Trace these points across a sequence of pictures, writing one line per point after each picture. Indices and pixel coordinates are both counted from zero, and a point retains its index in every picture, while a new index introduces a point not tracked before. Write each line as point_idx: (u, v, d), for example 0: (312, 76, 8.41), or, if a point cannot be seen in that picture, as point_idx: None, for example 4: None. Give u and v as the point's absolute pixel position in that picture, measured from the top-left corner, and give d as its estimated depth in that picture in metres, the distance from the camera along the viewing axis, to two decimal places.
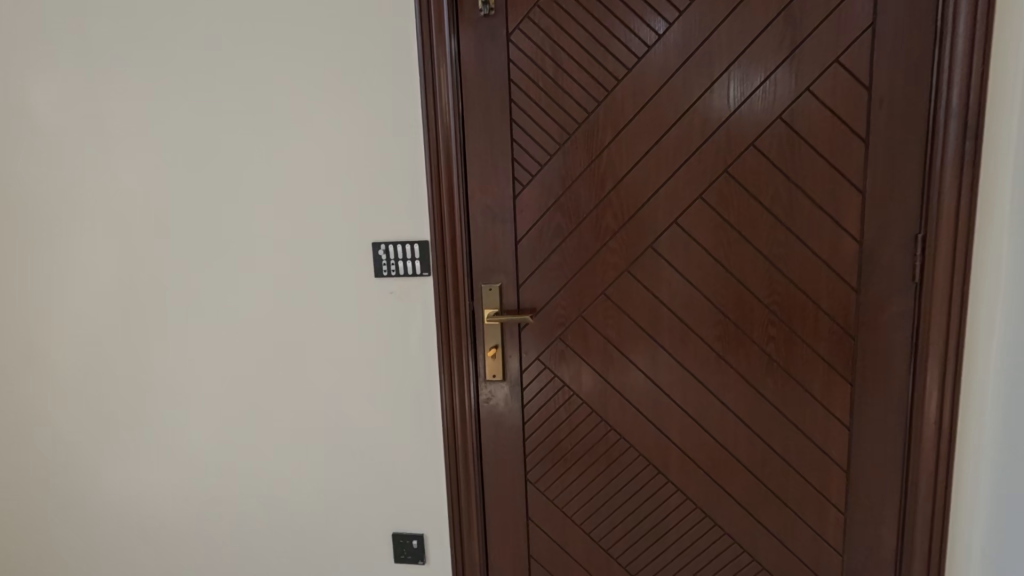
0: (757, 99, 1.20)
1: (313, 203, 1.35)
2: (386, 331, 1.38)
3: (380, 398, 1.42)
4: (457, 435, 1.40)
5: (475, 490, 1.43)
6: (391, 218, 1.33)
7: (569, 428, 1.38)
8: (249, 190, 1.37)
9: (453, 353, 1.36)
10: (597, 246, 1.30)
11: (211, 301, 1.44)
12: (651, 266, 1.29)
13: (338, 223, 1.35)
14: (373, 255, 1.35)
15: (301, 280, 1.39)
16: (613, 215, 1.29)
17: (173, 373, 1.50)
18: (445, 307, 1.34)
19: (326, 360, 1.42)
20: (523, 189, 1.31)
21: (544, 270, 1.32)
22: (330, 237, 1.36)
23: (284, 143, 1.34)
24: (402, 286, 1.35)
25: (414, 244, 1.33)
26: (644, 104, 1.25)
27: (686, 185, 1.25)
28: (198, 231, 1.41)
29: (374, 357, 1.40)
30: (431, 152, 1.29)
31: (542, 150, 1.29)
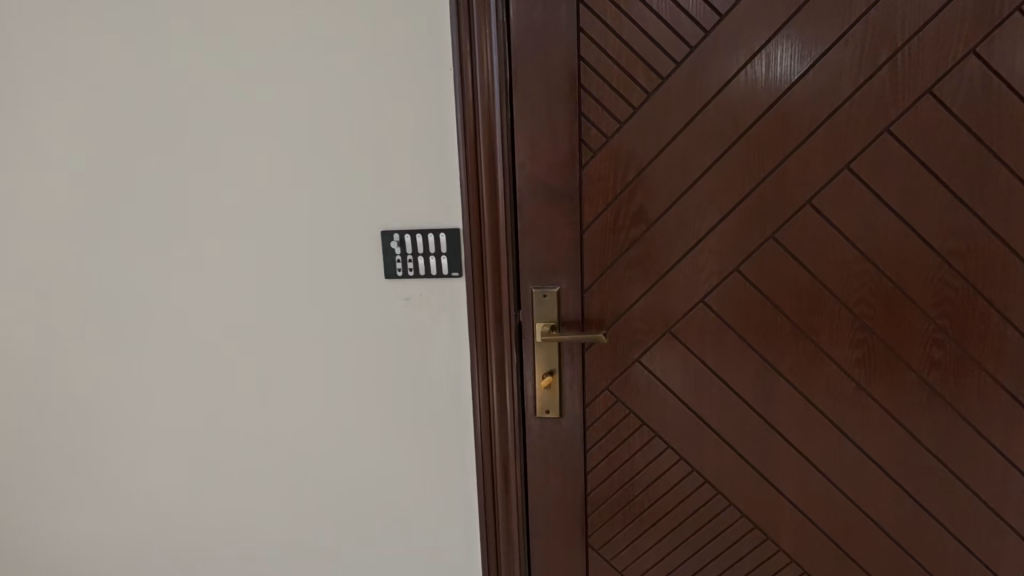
0: (942, 23, 0.83)
1: (296, 175, 0.97)
2: (400, 351, 1.03)
3: (394, 437, 1.07)
4: (496, 489, 1.05)
5: (520, 557, 1.09)
6: (408, 198, 0.96)
7: (646, 477, 1.04)
8: (206, 160, 0.98)
9: (493, 384, 1.00)
10: (693, 236, 0.94)
11: (159, 311, 1.06)
12: (770, 263, 0.93)
13: (333, 204, 0.97)
14: (382, 249, 0.98)
15: (283, 282, 1.02)
16: (718, 194, 0.93)
17: (114, 404, 1.13)
18: (484, 321, 0.98)
19: (321, 388, 1.07)
20: (593, 158, 0.94)
21: (620, 271, 0.96)
22: (322, 224, 0.98)
23: (250, 91, 0.94)
24: (422, 291, 0.99)
25: (440, 234, 0.96)
26: (771, 34, 0.87)
27: (826, 151, 0.89)
28: (136, 217, 1.02)
29: (386, 385, 1.05)
30: (465, 104, 0.90)
31: (620, 100, 0.91)
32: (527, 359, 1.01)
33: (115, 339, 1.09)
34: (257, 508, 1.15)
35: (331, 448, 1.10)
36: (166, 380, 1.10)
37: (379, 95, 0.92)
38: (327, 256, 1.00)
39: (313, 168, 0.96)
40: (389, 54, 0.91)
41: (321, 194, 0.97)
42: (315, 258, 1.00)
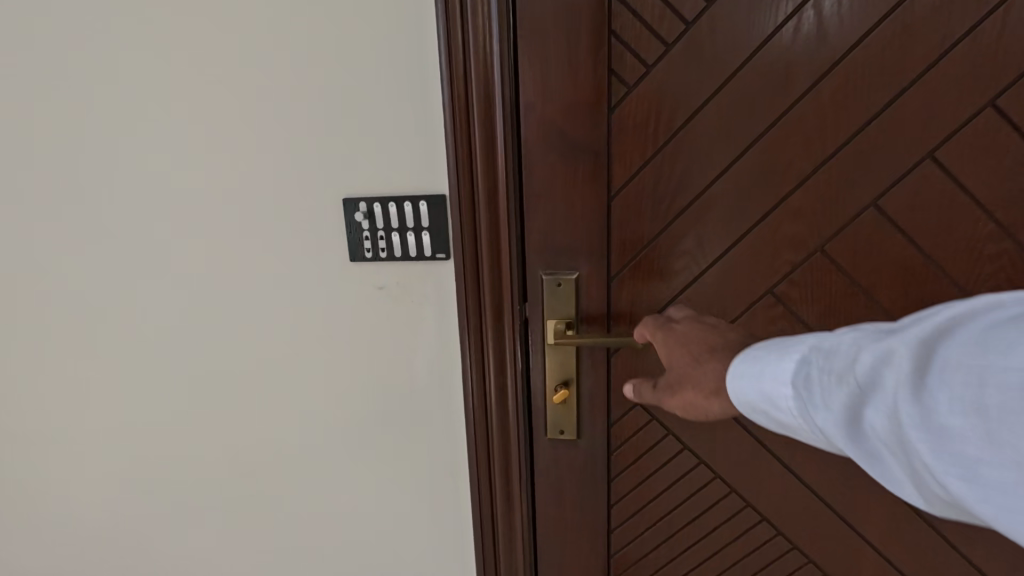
0: None
1: (232, 125, 0.73)
2: (374, 353, 0.81)
3: (372, 458, 0.87)
4: (498, 525, 0.84)
5: None
6: (377, 154, 0.71)
7: (689, 511, 0.82)
8: (112, 110, 0.75)
9: (493, 398, 0.78)
10: (762, 205, 0.70)
11: (76, 304, 0.85)
12: (867, 240, 0.69)
13: (281, 164, 0.73)
14: (344, 223, 0.74)
15: (223, 264, 0.79)
16: (799, 147, 0.68)
17: (39, 413, 0.93)
18: (479, 319, 0.75)
19: (279, 396, 0.85)
20: (628, 100, 0.68)
21: (661, 253, 0.72)
22: (267, 189, 0.75)
23: (161, 12, 0.70)
24: (400, 278, 0.76)
25: (420, 202, 0.72)
26: None
27: (961, 81, 0.63)
28: (34, 185, 0.80)
29: (359, 395, 0.83)
30: (449, 24, 0.65)
31: (668, 13, 0.65)
32: (538, 367, 0.78)
33: (30, 338, 0.88)
34: (215, 532, 0.96)
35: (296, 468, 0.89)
36: (96, 385, 0.89)
37: (331, 12, 0.67)
38: (276, 232, 0.77)
39: (252, 117, 0.72)
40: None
41: (264, 149, 0.73)
42: (263, 234, 0.77)
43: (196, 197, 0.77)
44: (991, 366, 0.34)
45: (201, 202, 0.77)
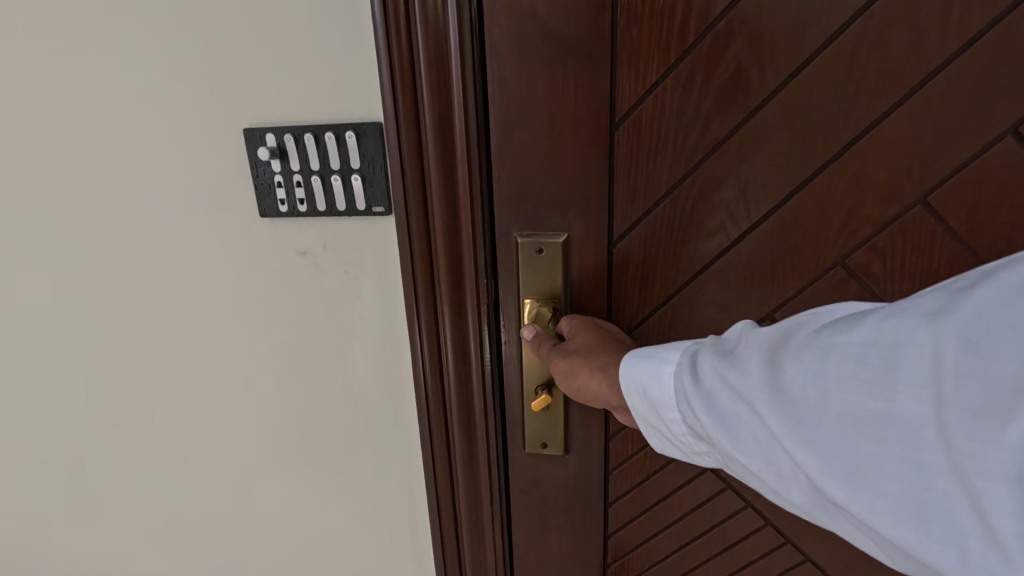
0: None
1: (81, 23, 0.51)
2: (297, 342, 0.60)
3: (308, 475, 0.67)
4: (465, 553, 0.66)
5: None
6: (281, 61, 0.49)
7: (708, 549, 0.62)
8: None
9: (453, 403, 0.59)
10: (835, 138, 0.48)
11: None
12: (991, 191, 0.47)
13: (154, 78, 0.51)
14: (247, 163, 0.53)
15: (95, 224, 0.58)
16: (904, 45, 0.44)
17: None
18: (432, 299, 0.55)
19: (184, 398, 0.65)
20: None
21: (686, 209, 0.51)
22: (140, 117, 0.53)
23: None
24: (327, 239, 0.55)
25: (348, 132, 0.50)
26: None
27: None
28: None
29: (285, 394, 0.63)
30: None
31: None
32: (515, 362, 0.58)
33: None
34: (127, 559, 0.78)
35: (217, 486, 0.70)
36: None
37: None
38: (159, 178, 0.55)
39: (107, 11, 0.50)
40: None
41: (128, 58, 0.51)
42: (141, 182, 0.56)
43: (44, 132, 0.55)
44: (841, 342, 0.32)
45: (54, 137, 0.55)
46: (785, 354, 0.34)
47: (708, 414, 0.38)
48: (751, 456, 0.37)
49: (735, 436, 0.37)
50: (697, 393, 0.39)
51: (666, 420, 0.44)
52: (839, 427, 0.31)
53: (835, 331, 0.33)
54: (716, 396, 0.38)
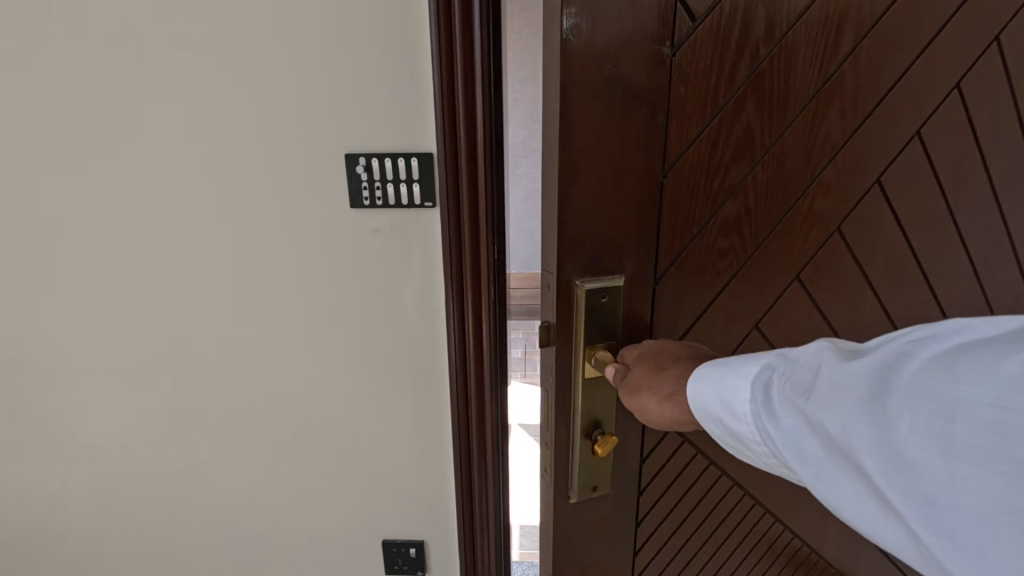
0: None
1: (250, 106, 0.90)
2: (367, 282, 1.00)
3: (360, 377, 1.07)
4: (471, 429, 1.05)
5: (492, 492, 1.09)
6: (366, 127, 0.90)
7: (709, 536, 0.74)
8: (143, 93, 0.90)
9: (464, 320, 0.98)
10: (799, 183, 0.63)
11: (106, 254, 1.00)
12: (873, 220, 0.68)
13: (298, 135, 0.91)
14: (348, 175, 0.93)
15: (247, 213, 0.97)
16: (834, 124, 0.62)
17: (49, 344, 1.08)
18: (459, 253, 0.94)
19: (282, 327, 1.05)
20: (693, 45, 0.52)
21: (707, 244, 0.60)
22: (277, 159, 0.93)
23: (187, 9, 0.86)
24: (395, 222, 0.97)
25: (414, 158, 0.91)
26: None
27: (947, 64, 0.64)
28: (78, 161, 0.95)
29: (354, 334, 1.04)
30: (440, 22, 0.79)
31: None
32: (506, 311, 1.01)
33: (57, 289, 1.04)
34: (220, 445, 1.14)
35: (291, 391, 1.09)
36: (111, 319, 1.06)
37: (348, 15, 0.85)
38: (296, 185, 0.94)
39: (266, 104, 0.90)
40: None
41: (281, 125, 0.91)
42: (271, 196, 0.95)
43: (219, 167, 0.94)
44: (952, 401, 0.33)
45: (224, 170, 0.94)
46: (888, 404, 0.36)
47: (805, 457, 0.41)
48: (849, 501, 0.40)
49: (832, 483, 0.40)
50: (791, 437, 0.42)
51: (754, 449, 0.47)
52: (954, 496, 0.33)
53: (944, 385, 0.34)
54: (810, 441, 0.41)
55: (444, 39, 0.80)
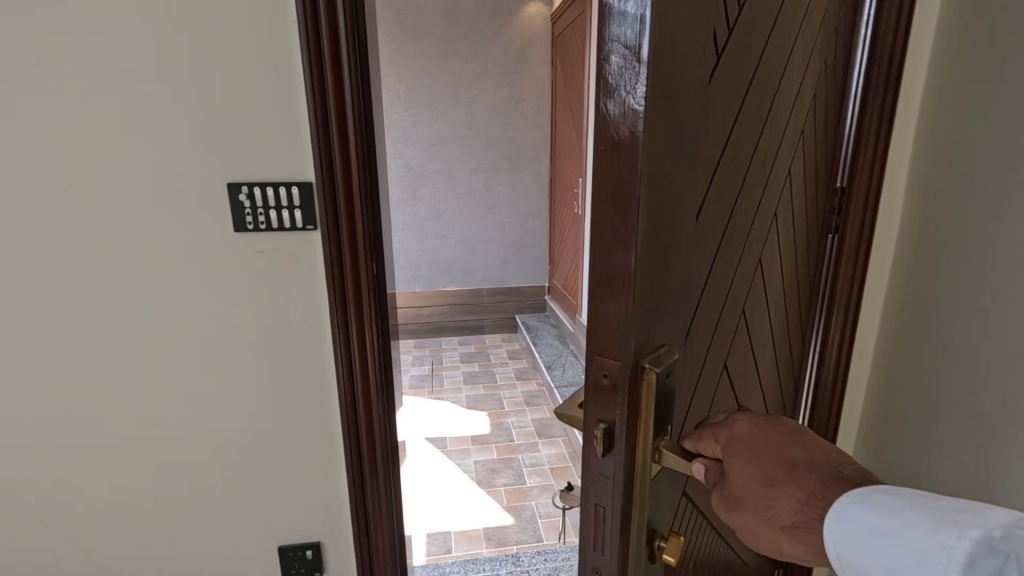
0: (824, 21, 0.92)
1: (127, 123, 0.92)
2: (252, 299, 1.02)
3: (249, 391, 1.08)
4: (363, 433, 1.10)
5: (385, 488, 1.15)
6: (246, 152, 0.94)
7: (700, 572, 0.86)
8: (12, 102, 0.90)
9: (351, 336, 1.03)
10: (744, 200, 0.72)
11: None
12: (772, 250, 0.91)
13: (177, 155, 0.94)
14: (231, 201, 0.96)
15: (125, 227, 0.97)
16: (762, 183, 0.77)
17: None
18: (342, 274, 1.00)
19: (165, 344, 1.04)
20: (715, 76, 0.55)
21: (714, 294, 0.67)
22: (165, 192, 0.96)
23: (61, 28, 0.88)
24: (277, 243, 0.99)
25: (293, 186, 0.95)
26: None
27: (793, 134, 0.88)
28: None
29: (242, 351, 1.05)
30: (312, 75, 0.91)
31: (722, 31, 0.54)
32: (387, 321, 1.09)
33: None
34: (95, 465, 1.10)
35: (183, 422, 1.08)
36: None
37: (230, 58, 0.90)
38: (177, 202, 0.96)
39: (154, 139, 0.93)
40: (241, 11, 0.89)
41: (160, 144, 0.93)
42: (161, 228, 0.97)
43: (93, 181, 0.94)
44: None
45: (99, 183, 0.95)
46: None
47: None
48: None
49: None
50: None
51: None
52: None
53: None
54: None
55: (316, 82, 0.91)
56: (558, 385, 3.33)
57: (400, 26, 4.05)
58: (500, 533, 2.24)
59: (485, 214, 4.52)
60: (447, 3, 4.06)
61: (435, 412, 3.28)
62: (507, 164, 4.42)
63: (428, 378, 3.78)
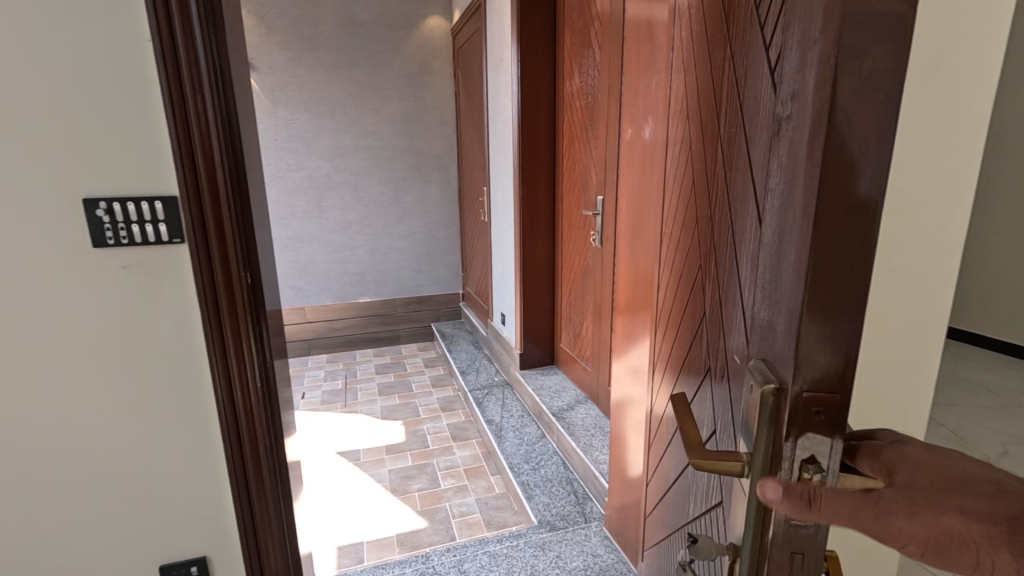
0: None
1: None
2: (117, 315, 1.01)
3: (117, 409, 1.05)
4: (244, 442, 1.11)
5: (273, 495, 1.16)
6: (103, 168, 0.94)
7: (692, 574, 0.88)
8: None
9: (226, 348, 1.05)
10: (721, 216, 0.68)
11: None
12: None
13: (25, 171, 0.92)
14: (87, 217, 0.95)
15: None
16: None
17: None
18: (213, 285, 1.01)
19: (17, 366, 0.99)
20: (761, 82, 0.52)
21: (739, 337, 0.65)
22: (12, 209, 0.93)
23: None
24: (142, 257, 0.99)
25: (156, 201, 0.96)
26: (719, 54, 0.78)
27: None
28: None
29: (109, 369, 1.03)
30: (170, 93, 0.92)
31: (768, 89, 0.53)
32: (263, 329, 1.11)
33: None
34: None
35: (43, 447, 1.04)
36: None
37: (81, 75, 0.90)
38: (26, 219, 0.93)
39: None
40: (91, 29, 0.89)
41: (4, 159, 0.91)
42: (7, 246, 0.94)
43: None
44: None
45: None
46: None
47: None
48: None
49: None
50: None
51: None
52: None
53: None
54: None
55: (176, 102, 0.93)
56: (471, 389, 3.41)
57: (297, 35, 3.98)
58: (412, 538, 2.27)
59: (395, 224, 4.51)
60: (346, 14, 4.04)
61: (346, 425, 3.24)
62: (415, 174, 4.46)
63: (340, 392, 3.70)
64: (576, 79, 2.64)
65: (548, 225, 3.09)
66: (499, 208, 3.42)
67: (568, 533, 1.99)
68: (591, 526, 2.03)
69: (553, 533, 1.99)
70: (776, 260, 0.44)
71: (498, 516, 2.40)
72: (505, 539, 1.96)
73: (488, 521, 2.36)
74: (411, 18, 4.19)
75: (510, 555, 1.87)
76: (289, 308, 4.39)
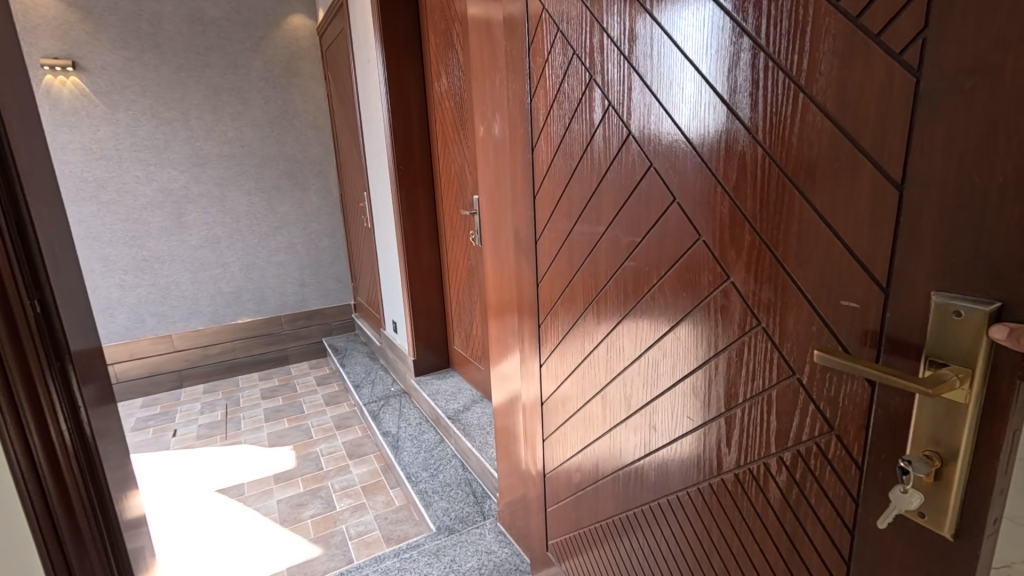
0: (588, 89, 1.04)
1: None
2: None
3: None
4: (51, 498, 0.93)
5: (95, 552, 0.99)
6: None
7: (754, 519, 0.82)
8: None
9: (13, 389, 0.87)
10: (784, 182, 0.67)
11: None
12: (641, 278, 0.97)
13: None
14: None
15: None
16: (700, 221, 0.82)
17: None
18: None
19: None
20: (890, 73, 0.53)
21: (798, 312, 0.68)
22: None
23: None
24: None
25: None
26: (685, 58, 0.79)
27: (619, 177, 0.99)
28: None
29: None
30: None
31: (869, 91, 0.55)
32: (66, 365, 0.97)
33: None
34: None
35: None
36: None
37: None
38: None
39: None
40: None
41: None
42: None
43: None
44: None
45: None
46: None
47: None
48: None
49: None
50: None
51: None
52: None
53: None
54: None
55: None
56: (366, 403, 3.26)
57: (134, 33, 3.55)
58: (305, 567, 2.13)
59: (272, 237, 4.21)
60: (192, 9, 3.69)
61: (226, 460, 2.95)
62: (289, 181, 4.18)
63: (220, 423, 3.37)
64: (444, 79, 2.63)
65: (431, 227, 3.05)
66: (382, 215, 3.31)
67: (463, 534, 1.98)
68: (487, 523, 2.04)
69: (447, 538, 1.97)
70: (972, 216, 0.48)
71: (398, 529, 2.32)
72: (400, 552, 1.90)
73: (387, 537, 2.28)
74: (269, 16, 3.92)
75: (404, 568, 1.82)
76: (152, 337, 3.92)
